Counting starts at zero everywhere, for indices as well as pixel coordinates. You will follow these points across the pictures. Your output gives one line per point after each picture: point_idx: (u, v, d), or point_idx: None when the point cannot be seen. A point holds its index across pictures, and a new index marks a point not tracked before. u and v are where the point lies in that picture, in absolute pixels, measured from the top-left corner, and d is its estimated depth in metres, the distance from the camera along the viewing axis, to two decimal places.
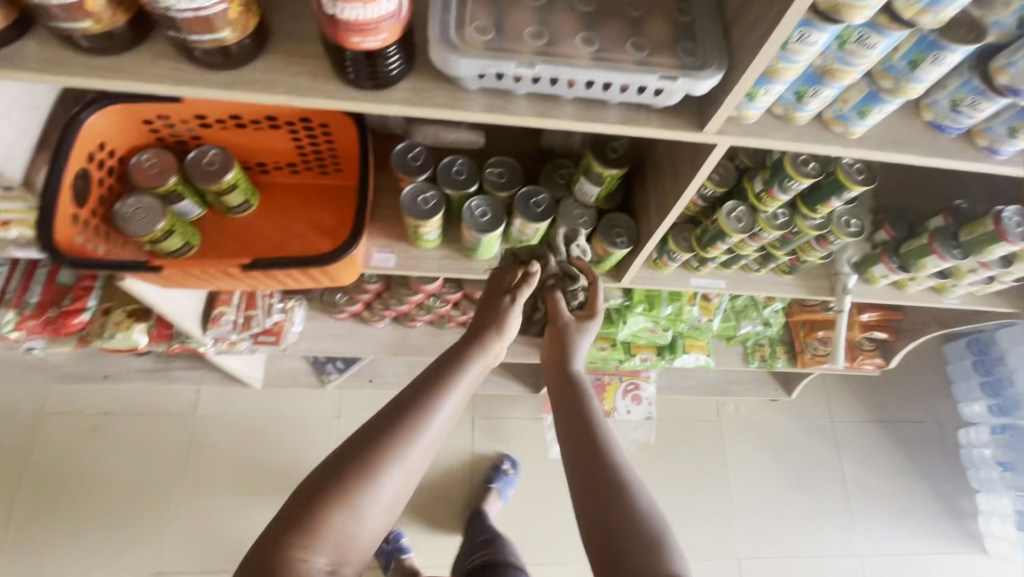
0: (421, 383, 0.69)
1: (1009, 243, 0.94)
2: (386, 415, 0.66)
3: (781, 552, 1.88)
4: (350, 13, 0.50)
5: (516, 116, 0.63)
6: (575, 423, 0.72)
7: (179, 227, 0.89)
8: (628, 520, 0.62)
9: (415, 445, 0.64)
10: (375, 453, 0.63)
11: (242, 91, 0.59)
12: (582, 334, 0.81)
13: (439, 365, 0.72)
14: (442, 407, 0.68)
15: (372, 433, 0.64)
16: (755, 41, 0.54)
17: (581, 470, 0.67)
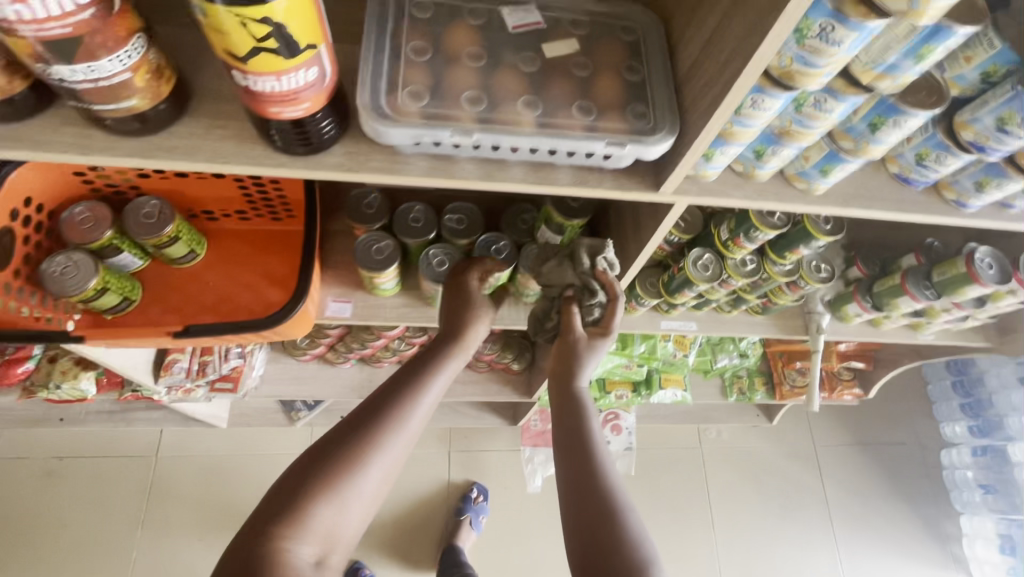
0: (408, 370, 0.67)
1: (982, 285, 0.92)
2: (375, 400, 0.63)
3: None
4: (263, 86, 0.45)
5: (460, 180, 0.59)
6: (566, 433, 0.69)
7: (114, 283, 0.84)
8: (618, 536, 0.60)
9: (401, 435, 0.61)
10: (359, 445, 0.59)
11: (159, 159, 0.55)
12: (591, 353, 0.75)
13: (426, 356, 0.69)
14: (428, 397, 0.65)
15: (357, 422, 0.61)
16: (706, 106, 0.51)
17: (573, 478, 0.65)
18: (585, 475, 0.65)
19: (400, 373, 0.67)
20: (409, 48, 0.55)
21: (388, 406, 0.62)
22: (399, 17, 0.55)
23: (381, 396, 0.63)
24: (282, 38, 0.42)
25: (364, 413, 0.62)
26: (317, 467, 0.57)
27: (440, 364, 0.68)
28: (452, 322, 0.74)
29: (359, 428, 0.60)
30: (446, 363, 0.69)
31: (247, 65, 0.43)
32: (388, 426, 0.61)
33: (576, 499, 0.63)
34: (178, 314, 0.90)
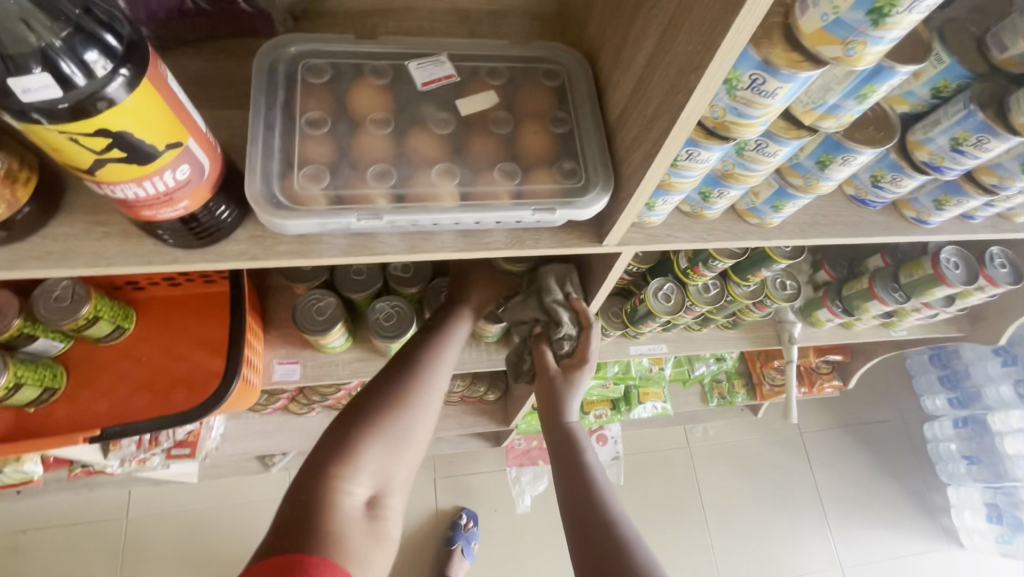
0: (432, 330, 0.73)
1: (949, 286, 0.90)
2: (402, 362, 0.68)
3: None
4: (127, 193, 0.39)
5: (383, 255, 0.54)
6: (559, 441, 0.71)
7: (31, 375, 0.76)
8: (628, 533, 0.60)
9: (432, 387, 0.66)
10: (396, 396, 0.63)
11: (30, 269, 0.48)
12: (571, 390, 0.72)
13: (444, 322, 0.74)
14: (452, 350, 0.71)
15: (393, 376, 0.66)
16: (638, 164, 0.46)
17: (575, 477, 0.67)
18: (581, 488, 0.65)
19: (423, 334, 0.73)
20: (306, 120, 0.49)
21: (419, 361, 0.68)
22: (292, 84, 0.49)
23: (409, 352, 0.69)
24: (129, 144, 0.36)
25: (396, 370, 0.67)
26: (361, 416, 0.61)
27: (458, 326, 0.74)
28: (463, 296, 0.79)
29: (395, 380, 0.65)
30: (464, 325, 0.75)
31: (95, 177, 0.37)
32: (421, 378, 0.66)
33: (582, 502, 0.64)
34: (109, 397, 0.83)
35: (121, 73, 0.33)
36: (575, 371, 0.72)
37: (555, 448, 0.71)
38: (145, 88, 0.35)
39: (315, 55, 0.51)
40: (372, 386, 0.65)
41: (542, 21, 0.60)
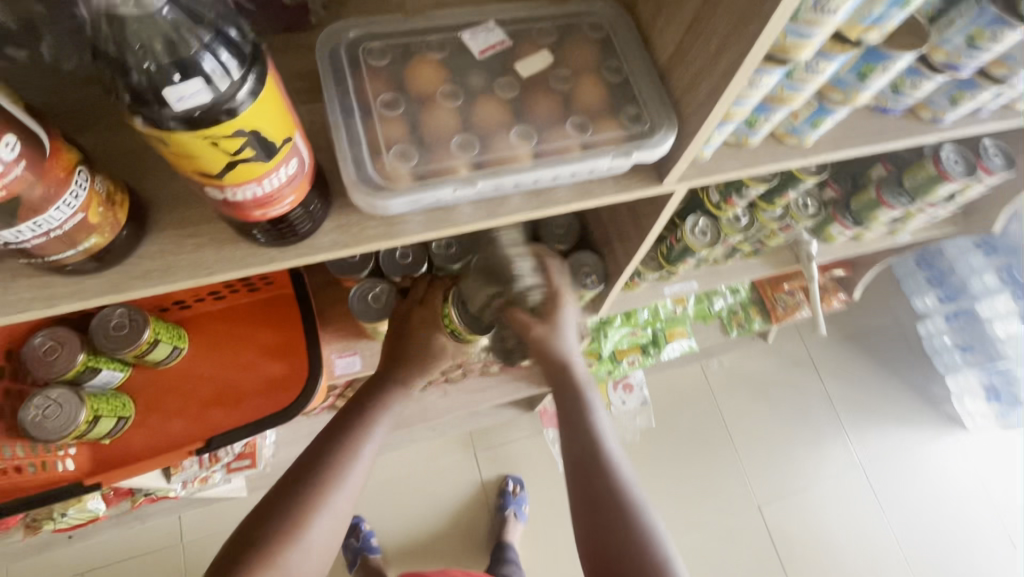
0: (340, 421, 0.74)
1: (952, 181, 0.96)
2: (301, 471, 0.67)
3: (793, 489, 1.93)
4: (246, 195, 0.40)
5: (462, 226, 0.56)
6: (576, 448, 0.69)
7: (105, 406, 0.77)
8: (626, 506, 0.65)
9: (344, 483, 0.67)
10: (306, 500, 0.64)
11: (134, 290, 0.49)
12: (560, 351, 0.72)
13: (359, 404, 0.75)
14: (364, 450, 0.71)
15: (300, 482, 0.66)
16: (703, 99, 0.49)
17: (574, 449, 0.69)
18: (587, 457, 0.68)
19: (330, 425, 0.74)
20: (378, 103, 0.50)
21: (326, 456, 0.68)
22: (356, 68, 0.50)
23: (317, 446, 0.70)
24: (258, 144, 0.37)
25: (305, 471, 0.67)
26: (273, 531, 0.62)
27: (372, 404, 0.75)
28: (385, 364, 0.80)
29: (304, 485, 0.65)
30: (382, 402, 0.76)
31: (223, 181, 0.38)
32: (330, 477, 0.66)
33: (583, 484, 0.67)
34: (182, 418, 0.84)
35: (249, 80, 0.34)
36: (556, 310, 0.73)
37: (564, 431, 0.72)
38: (268, 87, 0.36)
39: (371, 38, 0.51)
40: (266, 505, 0.65)
41: None
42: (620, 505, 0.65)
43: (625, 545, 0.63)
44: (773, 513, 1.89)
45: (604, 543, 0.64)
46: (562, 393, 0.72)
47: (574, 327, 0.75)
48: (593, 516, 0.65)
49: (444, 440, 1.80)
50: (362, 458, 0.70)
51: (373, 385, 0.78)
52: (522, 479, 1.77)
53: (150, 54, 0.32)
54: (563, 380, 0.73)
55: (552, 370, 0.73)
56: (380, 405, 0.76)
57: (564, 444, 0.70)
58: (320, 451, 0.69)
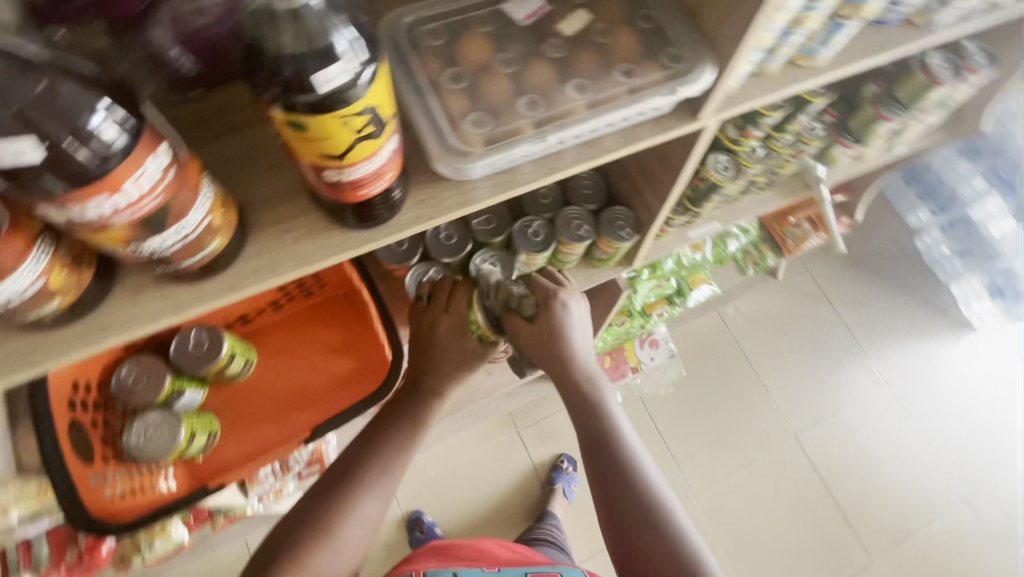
0: (367, 437, 0.78)
1: (942, 86, 1.02)
2: (329, 482, 0.72)
3: (826, 414, 2.01)
4: (358, 173, 0.44)
5: (527, 184, 0.60)
6: (590, 429, 0.75)
7: (197, 422, 0.80)
8: (652, 507, 0.69)
9: (371, 494, 0.71)
10: (334, 514, 0.69)
11: (248, 287, 0.52)
12: (563, 345, 0.75)
13: (386, 421, 0.78)
14: (396, 458, 0.76)
15: (328, 497, 0.70)
16: (736, 27, 0.53)
17: (595, 450, 0.74)
18: (597, 439, 0.74)
19: (358, 443, 0.77)
20: (443, 80, 0.54)
21: (356, 473, 0.73)
22: (417, 51, 0.54)
23: (348, 466, 0.74)
24: (376, 120, 0.40)
25: (334, 487, 0.71)
26: (303, 543, 0.66)
27: (401, 419, 0.78)
28: (410, 380, 0.82)
29: (332, 499, 0.70)
30: (412, 416, 0.78)
31: (344, 160, 0.41)
32: (358, 491, 0.71)
33: (609, 486, 0.71)
34: (267, 423, 0.88)
35: (368, 66, 0.38)
36: (551, 313, 0.76)
37: (579, 417, 0.76)
38: (382, 66, 0.40)
39: (424, 22, 0.55)
40: (299, 514, 0.70)
41: None
42: (645, 506, 0.69)
43: (653, 544, 0.67)
44: (809, 440, 1.96)
45: (629, 510, 0.70)
46: (575, 397, 0.76)
47: (581, 324, 0.78)
48: (620, 517, 0.70)
49: (487, 424, 1.84)
50: (393, 465, 0.75)
51: (401, 400, 0.80)
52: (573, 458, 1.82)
53: (292, 40, 0.36)
54: (568, 381, 0.76)
55: (565, 371, 0.76)
56: (409, 418, 0.78)
57: (581, 427, 0.76)
58: (348, 462, 0.74)
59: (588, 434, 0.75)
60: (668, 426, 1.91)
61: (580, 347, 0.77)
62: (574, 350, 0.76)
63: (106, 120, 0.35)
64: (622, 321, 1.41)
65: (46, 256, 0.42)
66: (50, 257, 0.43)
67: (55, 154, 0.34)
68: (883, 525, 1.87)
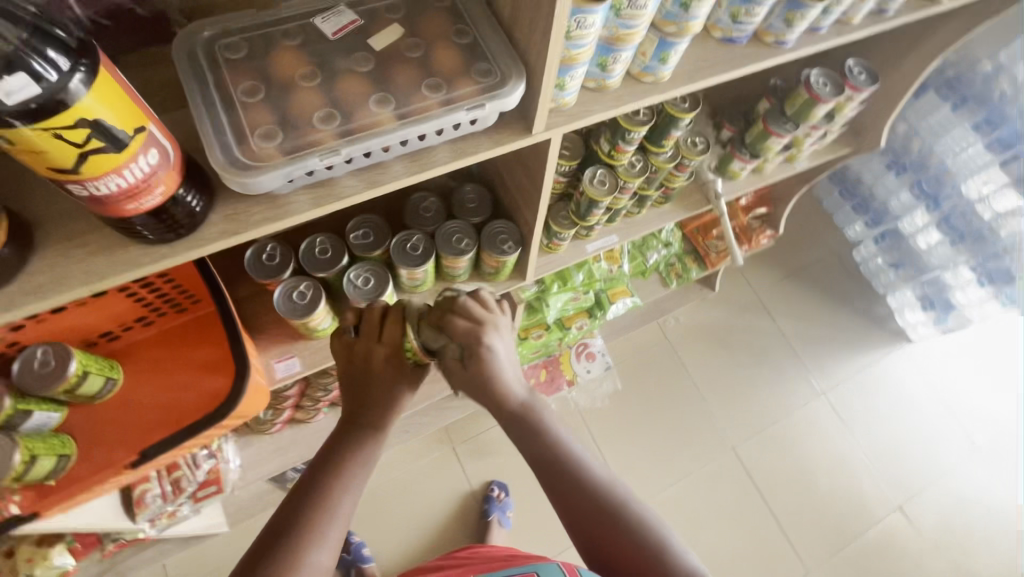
0: (308, 477, 0.67)
1: (825, 102, 1.03)
2: (276, 532, 0.62)
3: (768, 422, 1.92)
4: (110, 187, 0.42)
5: (347, 197, 0.59)
6: (540, 456, 0.71)
7: (40, 445, 0.76)
8: (630, 519, 0.68)
9: (322, 543, 0.62)
10: (281, 570, 0.59)
11: (29, 305, 0.50)
12: (494, 373, 0.69)
13: (330, 460, 0.68)
14: (345, 502, 0.65)
15: (272, 552, 0.60)
16: (539, 41, 0.54)
17: (552, 472, 0.70)
18: (553, 459, 0.70)
19: (307, 480, 0.67)
20: (240, 92, 0.53)
21: (308, 516, 0.63)
22: (214, 63, 0.53)
23: (292, 511, 0.63)
24: (104, 134, 0.39)
25: (279, 539, 0.61)
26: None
27: (352, 454, 0.69)
28: (350, 415, 0.72)
29: (281, 555, 0.60)
30: (362, 453, 0.69)
31: (81, 174, 0.40)
32: (306, 540, 0.61)
33: (568, 497, 0.69)
34: (124, 446, 0.84)
35: (78, 72, 0.37)
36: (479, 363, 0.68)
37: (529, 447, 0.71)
38: (102, 78, 0.38)
39: (225, 35, 0.55)
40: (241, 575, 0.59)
41: None
42: (607, 505, 0.68)
43: (622, 537, 0.67)
44: (747, 451, 1.87)
45: (604, 522, 0.68)
46: (519, 424, 0.71)
47: (509, 355, 0.71)
48: (584, 522, 0.68)
49: (420, 440, 1.76)
50: (343, 507, 0.65)
51: (344, 436, 0.70)
52: (505, 484, 1.72)
53: None
54: (508, 412, 0.71)
55: (505, 404, 0.70)
56: (360, 452, 0.69)
57: (537, 453, 0.71)
58: (292, 507, 0.64)
59: (536, 455, 0.71)
60: (605, 441, 1.82)
61: (511, 379, 0.70)
62: (508, 383, 0.70)
63: None
64: (540, 335, 1.42)
65: None
66: None
67: None
68: (822, 529, 1.78)
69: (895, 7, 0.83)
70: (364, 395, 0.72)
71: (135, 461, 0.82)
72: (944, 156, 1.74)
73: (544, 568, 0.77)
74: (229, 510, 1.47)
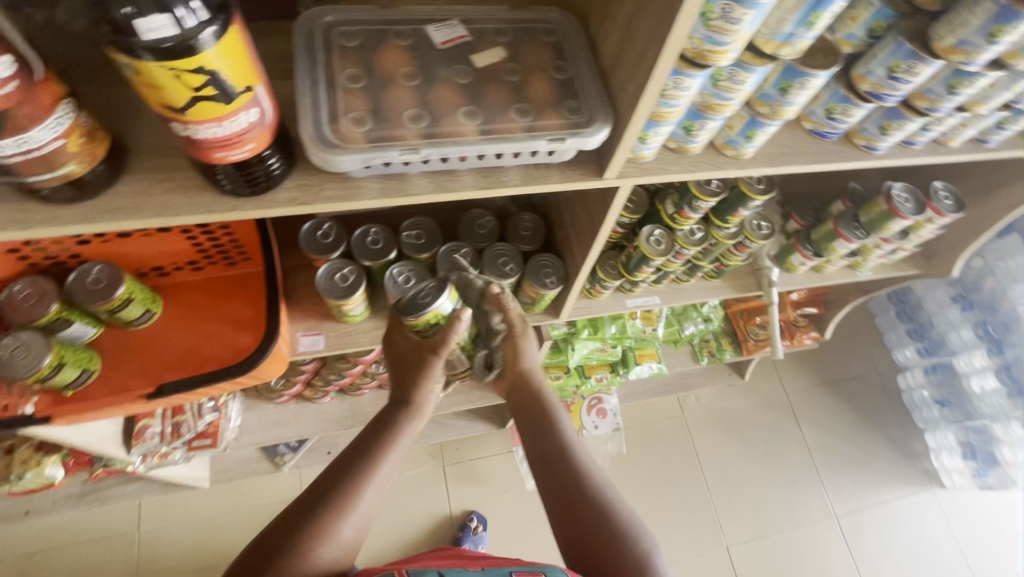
0: (353, 451, 0.72)
1: (903, 218, 1.00)
2: (321, 485, 0.68)
3: (774, 528, 1.80)
4: (207, 134, 0.45)
5: (414, 196, 0.60)
6: (539, 431, 0.78)
7: (70, 355, 0.80)
8: (613, 525, 0.67)
9: (351, 516, 0.66)
10: (311, 537, 0.63)
11: (104, 223, 0.53)
12: (524, 350, 0.82)
13: (370, 442, 0.73)
14: (380, 475, 0.70)
15: (315, 509, 0.65)
16: (633, 92, 0.54)
17: (544, 447, 0.76)
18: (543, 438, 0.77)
19: (344, 456, 0.72)
20: (344, 77, 0.56)
21: (346, 483, 0.68)
22: (328, 47, 0.57)
23: (328, 485, 0.68)
24: (219, 83, 0.42)
25: (319, 500, 0.66)
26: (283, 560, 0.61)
27: (396, 429, 0.75)
28: (394, 392, 0.79)
29: (318, 513, 0.64)
30: (397, 431, 0.75)
31: (187, 115, 0.43)
32: (341, 508, 0.65)
33: (550, 472, 0.74)
34: (143, 377, 0.87)
35: (215, 22, 0.40)
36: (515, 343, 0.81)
37: (528, 417, 0.81)
38: (231, 35, 0.41)
39: (345, 23, 0.59)
40: (289, 515, 0.65)
41: None
42: (591, 500, 0.70)
43: (598, 530, 0.67)
44: (741, 555, 1.75)
45: (577, 508, 0.70)
46: (520, 394, 0.83)
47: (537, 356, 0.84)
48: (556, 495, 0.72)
49: (414, 449, 1.74)
50: (377, 482, 0.70)
51: (388, 416, 0.77)
52: (484, 517, 1.67)
53: None
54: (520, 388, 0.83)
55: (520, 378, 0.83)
56: (398, 434, 0.75)
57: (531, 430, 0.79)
58: (339, 467, 0.70)
59: (533, 429, 0.79)
60: None
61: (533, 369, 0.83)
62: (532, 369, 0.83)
63: None
64: (558, 376, 1.40)
65: None
66: None
67: None
68: None
69: (998, 139, 0.81)
70: (416, 371, 0.78)
71: (150, 394, 0.85)
72: (1017, 303, 1.63)
73: (550, 569, 0.66)
74: (214, 467, 1.49)
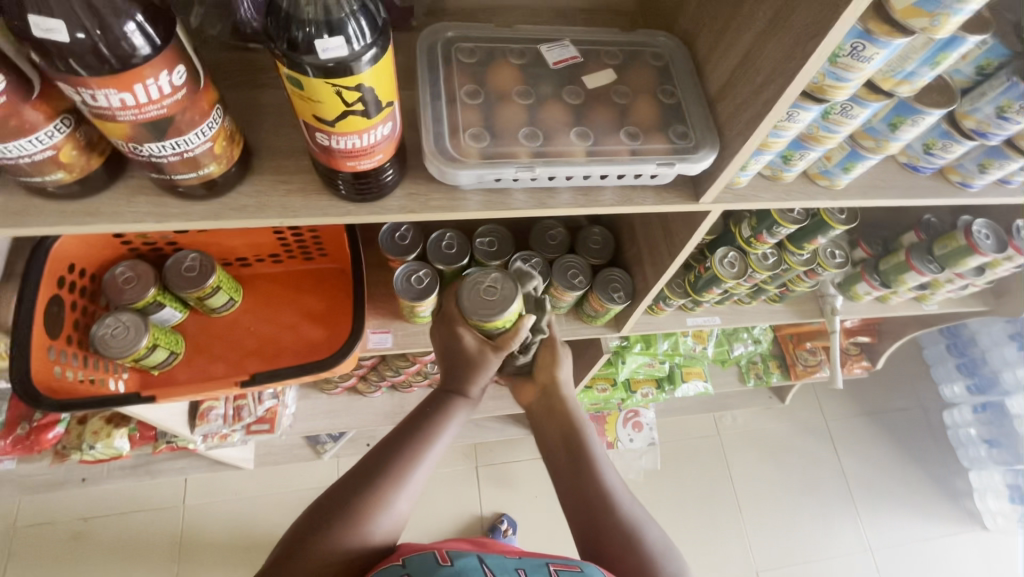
0: (403, 428, 0.70)
1: (982, 254, 0.97)
2: (374, 456, 0.68)
3: (804, 557, 1.77)
4: (346, 144, 0.48)
5: (515, 210, 0.61)
6: (568, 445, 0.74)
7: (162, 338, 0.84)
8: (643, 553, 0.65)
9: (405, 487, 0.66)
10: (370, 504, 0.64)
11: (230, 220, 0.56)
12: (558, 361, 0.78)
13: (419, 420, 0.70)
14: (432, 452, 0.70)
15: (370, 478, 0.65)
16: (746, 121, 0.54)
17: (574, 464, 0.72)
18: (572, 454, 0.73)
19: (387, 442, 0.69)
20: (462, 92, 0.59)
21: (400, 456, 0.68)
22: (448, 62, 0.60)
23: (382, 457, 0.68)
24: (369, 99, 0.44)
25: (374, 470, 0.66)
26: (341, 525, 0.62)
27: (447, 413, 0.71)
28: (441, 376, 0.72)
29: (373, 482, 0.65)
30: (447, 417, 0.70)
31: (334, 127, 0.45)
32: (396, 479, 0.66)
33: (580, 493, 0.69)
34: (224, 363, 0.90)
35: (376, 45, 0.42)
36: (551, 353, 0.78)
37: (556, 428, 0.76)
38: (386, 55, 0.43)
39: (463, 39, 0.61)
40: (344, 481, 0.66)
41: (630, 16, 0.70)
42: (623, 527, 0.67)
43: (629, 558, 0.65)
44: None
45: (606, 534, 0.67)
46: (549, 403, 0.77)
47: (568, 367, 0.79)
48: (585, 520, 0.68)
49: (449, 447, 1.77)
50: (430, 457, 0.69)
51: (438, 397, 0.72)
52: (516, 521, 1.68)
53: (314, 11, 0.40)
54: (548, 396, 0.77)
55: (552, 387, 0.77)
56: (445, 422, 0.70)
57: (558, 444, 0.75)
58: (390, 440, 0.70)
59: (560, 442, 0.75)
60: None
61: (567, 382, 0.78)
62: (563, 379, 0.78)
63: (136, 29, 0.39)
64: (603, 388, 1.41)
65: (63, 131, 0.46)
66: (67, 134, 0.47)
67: (86, 42, 0.38)
68: None
69: None
70: (468, 364, 0.69)
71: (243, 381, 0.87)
72: None
73: (589, 567, 0.64)
74: (260, 450, 1.53)
